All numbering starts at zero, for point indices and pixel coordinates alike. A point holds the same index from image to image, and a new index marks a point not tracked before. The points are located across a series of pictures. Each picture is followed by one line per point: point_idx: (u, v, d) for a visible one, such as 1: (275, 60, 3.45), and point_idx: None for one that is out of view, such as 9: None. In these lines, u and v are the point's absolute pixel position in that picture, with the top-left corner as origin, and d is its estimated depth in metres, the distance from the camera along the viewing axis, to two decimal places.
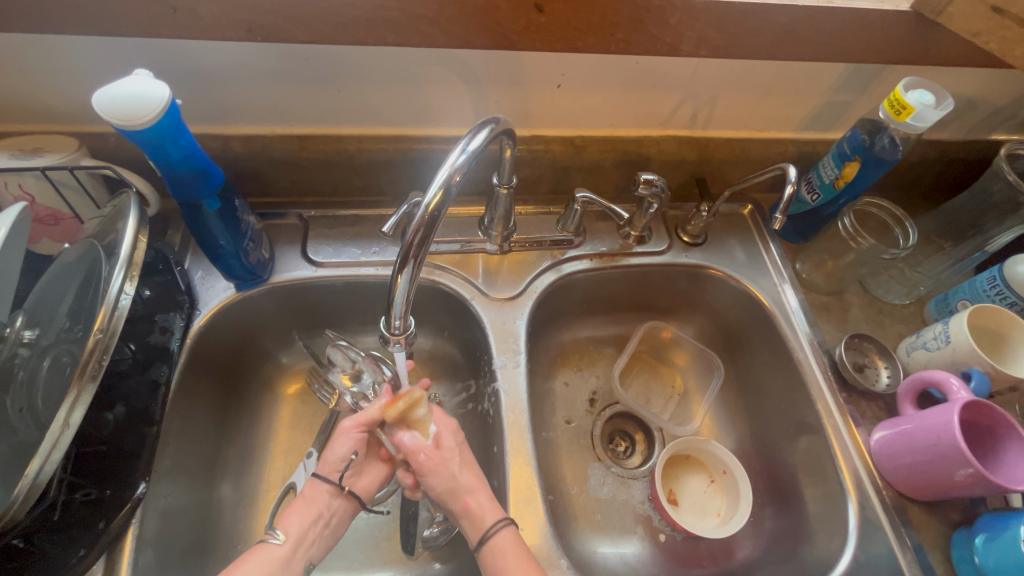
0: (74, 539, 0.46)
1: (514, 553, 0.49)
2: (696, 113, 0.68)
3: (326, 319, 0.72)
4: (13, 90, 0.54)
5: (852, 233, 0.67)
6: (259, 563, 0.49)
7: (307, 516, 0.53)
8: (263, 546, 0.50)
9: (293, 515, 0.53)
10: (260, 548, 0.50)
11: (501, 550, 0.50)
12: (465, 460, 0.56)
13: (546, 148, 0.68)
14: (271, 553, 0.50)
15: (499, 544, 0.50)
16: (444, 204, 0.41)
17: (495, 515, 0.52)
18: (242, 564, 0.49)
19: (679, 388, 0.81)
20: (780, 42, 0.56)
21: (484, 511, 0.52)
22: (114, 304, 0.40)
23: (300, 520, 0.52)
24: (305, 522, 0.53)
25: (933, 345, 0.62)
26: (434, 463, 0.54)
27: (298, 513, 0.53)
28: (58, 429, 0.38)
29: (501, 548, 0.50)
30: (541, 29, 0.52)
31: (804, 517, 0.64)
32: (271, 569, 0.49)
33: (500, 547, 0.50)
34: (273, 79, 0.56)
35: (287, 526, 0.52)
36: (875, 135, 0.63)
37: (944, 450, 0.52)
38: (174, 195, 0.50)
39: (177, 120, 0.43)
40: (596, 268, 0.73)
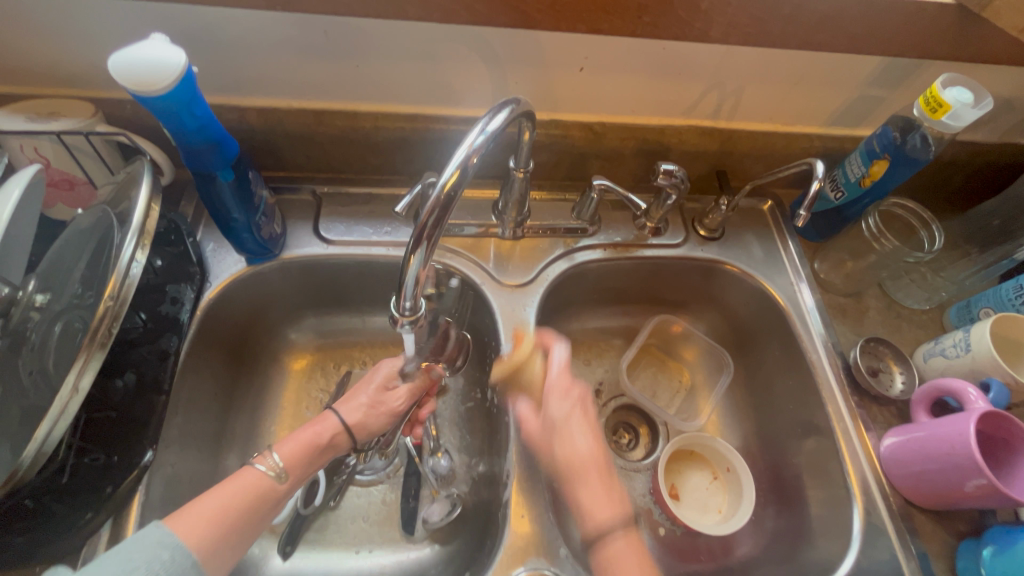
0: (82, 503, 0.47)
1: (632, 562, 0.45)
2: (722, 103, 0.66)
3: (336, 296, 0.72)
4: (32, 52, 0.53)
5: (875, 234, 0.66)
6: (249, 485, 0.48)
7: (307, 457, 0.53)
8: (253, 469, 0.49)
9: (293, 447, 0.52)
10: (253, 471, 0.49)
11: (619, 555, 0.45)
12: (584, 421, 0.52)
13: (565, 133, 0.66)
14: (263, 482, 0.49)
15: (615, 556, 0.45)
16: (460, 185, 0.40)
17: (609, 512, 0.47)
18: (231, 485, 0.47)
19: (687, 384, 0.80)
20: (815, 32, 0.54)
21: (600, 506, 0.47)
22: (125, 272, 0.39)
23: (301, 458, 0.52)
24: (299, 453, 0.52)
25: (952, 353, 0.60)
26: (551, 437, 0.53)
27: (301, 449, 0.53)
28: (67, 394, 0.38)
29: (615, 548, 0.46)
30: (567, 8, 0.50)
31: (807, 520, 0.64)
32: (255, 498, 0.48)
33: (615, 551, 0.46)
34: (291, 50, 0.55)
35: (287, 460, 0.51)
36: (906, 133, 0.60)
37: (958, 460, 0.51)
38: (189, 165, 0.49)
39: (194, 88, 0.42)
40: (610, 258, 0.72)
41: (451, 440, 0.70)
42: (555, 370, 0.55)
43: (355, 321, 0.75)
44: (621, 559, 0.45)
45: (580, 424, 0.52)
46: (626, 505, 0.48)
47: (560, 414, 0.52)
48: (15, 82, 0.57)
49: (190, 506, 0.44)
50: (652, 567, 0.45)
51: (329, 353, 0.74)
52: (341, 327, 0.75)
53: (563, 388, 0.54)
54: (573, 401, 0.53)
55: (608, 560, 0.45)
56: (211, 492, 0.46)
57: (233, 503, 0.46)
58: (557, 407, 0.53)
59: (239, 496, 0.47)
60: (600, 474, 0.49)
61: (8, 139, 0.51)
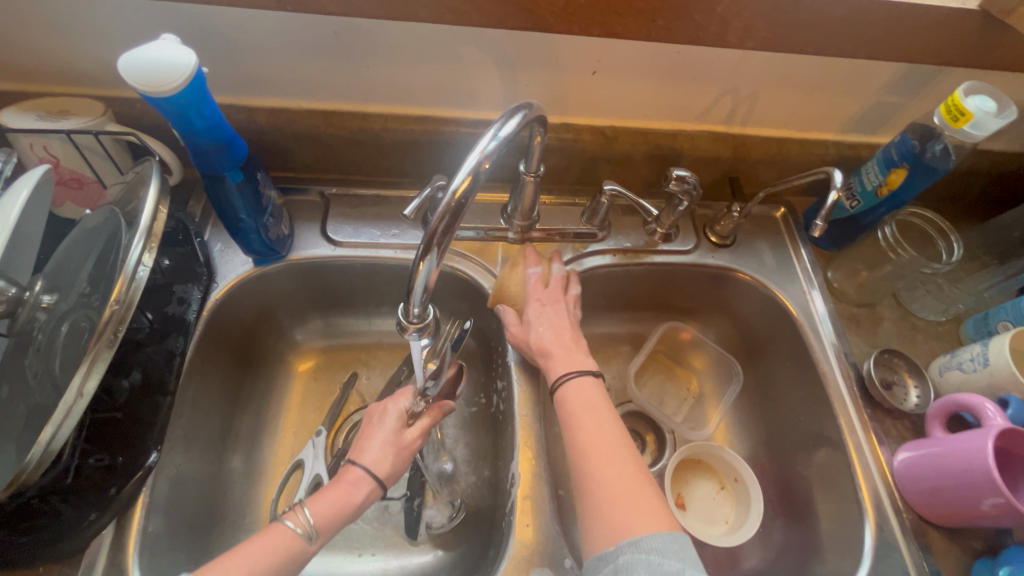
0: (86, 503, 0.47)
1: (588, 396, 0.52)
2: (736, 109, 0.65)
3: (343, 298, 0.72)
4: (43, 50, 0.53)
5: (892, 243, 0.65)
6: (277, 544, 0.46)
7: (337, 507, 0.50)
8: (279, 526, 0.47)
9: (324, 499, 0.50)
10: (279, 528, 0.47)
11: (578, 395, 0.52)
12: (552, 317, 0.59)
13: (576, 137, 0.66)
14: (292, 538, 0.47)
15: (575, 394, 0.52)
16: (471, 191, 0.39)
17: (567, 367, 0.54)
18: (258, 541, 0.46)
19: (695, 391, 0.79)
20: (834, 37, 0.53)
21: (559, 364, 0.55)
22: (132, 274, 0.39)
23: (330, 508, 0.50)
24: (331, 510, 0.50)
25: (968, 366, 0.59)
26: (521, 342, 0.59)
27: (330, 500, 0.50)
28: (72, 397, 0.37)
29: (571, 393, 0.52)
30: (580, 11, 0.49)
31: (817, 534, 0.63)
32: (286, 555, 0.46)
33: (570, 394, 0.52)
34: (301, 50, 0.55)
35: (319, 518, 0.48)
36: (926, 141, 0.59)
37: (974, 478, 0.50)
38: (197, 166, 0.49)
39: (203, 89, 0.42)
40: (619, 264, 0.71)
41: (455, 445, 0.70)
42: (531, 282, 0.62)
43: (362, 323, 0.75)
44: (579, 399, 0.52)
45: (550, 319, 0.59)
46: (593, 365, 0.55)
47: (535, 312, 0.59)
48: (26, 80, 0.57)
49: (222, 561, 0.43)
50: (607, 405, 0.52)
51: (334, 355, 0.74)
52: (347, 329, 0.75)
53: (536, 294, 0.61)
54: (548, 302, 0.60)
55: (567, 405, 0.52)
56: (236, 550, 0.44)
57: (261, 561, 0.44)
58: (533, 311, 0.60)
59: (268, 550, 0.45)
60: (568, 344, 0.57)
61: (19, 138, 0.51)
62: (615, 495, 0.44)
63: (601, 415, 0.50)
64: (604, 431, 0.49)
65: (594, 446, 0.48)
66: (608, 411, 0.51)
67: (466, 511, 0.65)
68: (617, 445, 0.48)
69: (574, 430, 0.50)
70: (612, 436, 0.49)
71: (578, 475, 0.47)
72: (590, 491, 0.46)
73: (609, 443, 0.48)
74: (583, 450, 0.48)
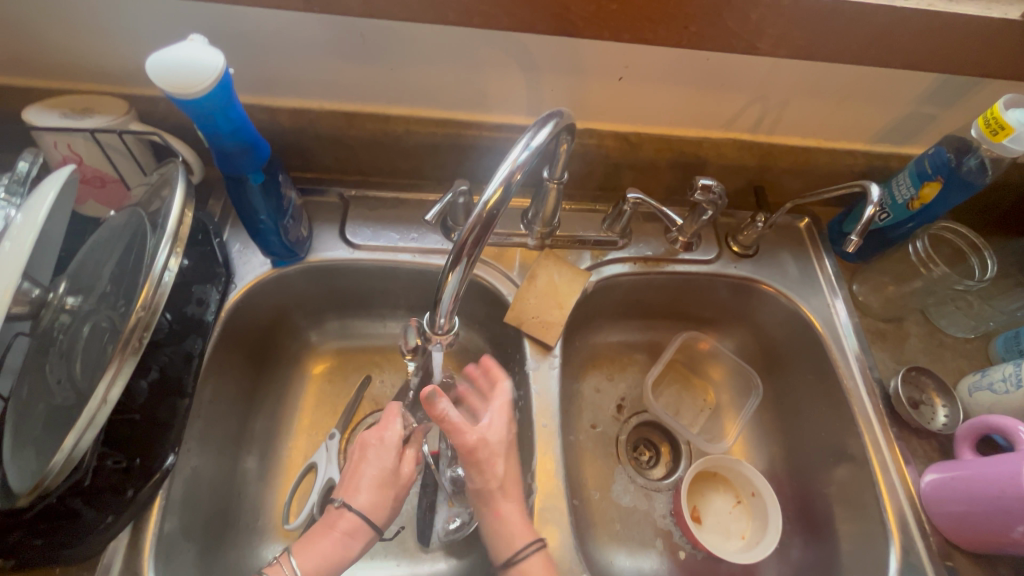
0: (103, 506, 0.47)
1: (541, 574, 0.50)
2: (763, 117, 0.64)
3: (359, 300, 0.71)
4: (68, 46, 0.53)
5: (923, 258, 0.63)
6: None
7: (327, 559, 0.50)
8: None
9: (313, 553, 0.50)
10: None
11: (531, 570, 0.50)
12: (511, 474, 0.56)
13: (599, 142, 0.65)
14: None
15: (529, 570, 0.50)
16: (502, 203, 0.39)
17: (527, 538, 0.52)
18: None
19: (711, 403, 0.78)
20: (872, 46, 0.51)
21: (517, 533, 0.52)
22: (159, 278, 0.38)
23: (319, 561, 0.49)
24: (321, 563, 0.49)
25: (1000, 387, 0.57)
26: (480, 455, 0.55)
27: (319, 553, 0.50)
28: (96, 403, 0.37)
29: (529, 573, 0.50)
30: (610, 17, 0.48)
31: (838, 553, 0.61)
32: None
33: (529, 570, 0.50)
34: (326, 51, 0.54)
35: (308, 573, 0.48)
36: (961, 154, 0.57)
37: (1007, 505, 0.48)
38: (220, 168, 0.48)
39: (230, 91, 0.41)
40: (639, 272, 0.70)
41: None
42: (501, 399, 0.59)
43: (377, 325, 0.74)
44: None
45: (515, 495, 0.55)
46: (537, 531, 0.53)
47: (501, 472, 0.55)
48: (51, 77, 0.56)
49: None
50: None
51: (349, 357, 0.74)
52: (362, 332, 0.74)
53: (503, 415, 0.58)
54: (503, 469, 0.56)
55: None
56: None
57: None
58: (501, 422, 0.57)
59: None
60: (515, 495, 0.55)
61: (43, 136, 0.51)
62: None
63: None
64: None
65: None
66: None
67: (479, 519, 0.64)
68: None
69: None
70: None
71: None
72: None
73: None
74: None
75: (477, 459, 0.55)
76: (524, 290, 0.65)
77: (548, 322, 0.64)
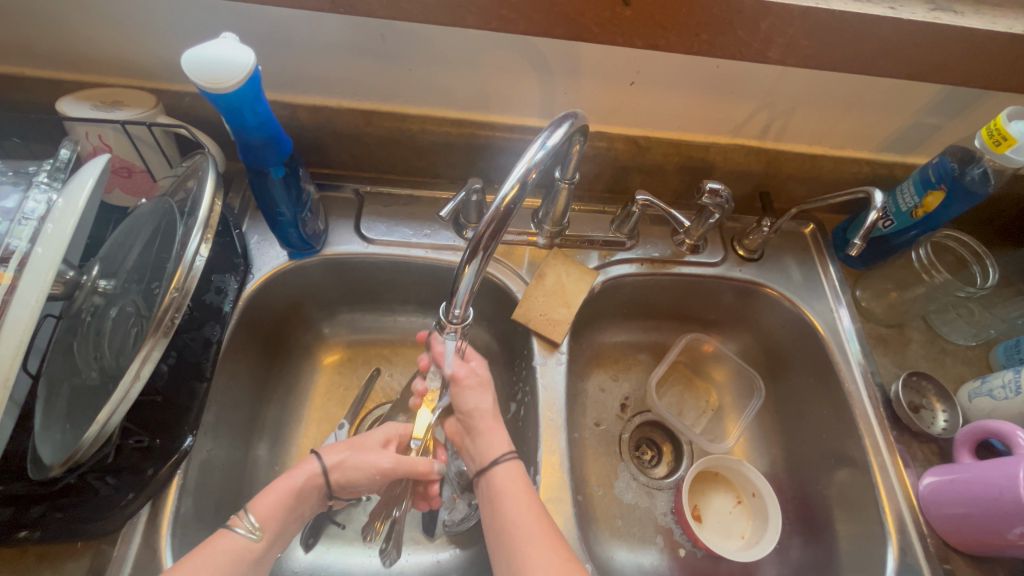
0: (125, 483, 0.48)
1: (518, 480, 0.53)
2: (771, 124, 0.65)
3: (369, 294, 0.73)
4: (101, 43, 0.55)
5: (926, 264, 0.65)
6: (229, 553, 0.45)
7: (284, 506, 0.50)
8: (227, 533, 0.47)
9: (270, 498, 0.50)
10: (227, 534, 0.46)
11: (506, 476, 0.54)
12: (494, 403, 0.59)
13: (609, 145, 0.66)
14: (245, 547, 0.46)
15: (503, 473, 0.54)
16: (518, 199, 0.40)
17: (505, 447, 0.56)
18: (208, 549, 0.45)
19: (714, 404, 0.79)
20: (878, 57, 0.52)
21: (497, 442, 0.56)
22: (190, 264, 0.40)
23: (274, 505, 0.50)
24: (277, 509, 0.50)
25: (1000, 394, 0.58)
26: (467, 380, 0.59)
27: (276, 498, 0.50)
28: (129, 380, 0.39)
29: (499, 478, 0.53)
30: (625, 23, 0.49)
31: (836, 553, 0.62)
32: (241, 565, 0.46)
33: (503, 472, 0.54)
34: (347, 51, 0.56)
35: (264, 521, 0.48)
36: (966, 165, 0.59)
37: (1005, 507, 0.49)
38: (244, 160, 0.50)
39: (258, 87, 0.43)
40: (645, 273, 0.71)
41: None
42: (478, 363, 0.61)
43: (387, 319, 0.76)
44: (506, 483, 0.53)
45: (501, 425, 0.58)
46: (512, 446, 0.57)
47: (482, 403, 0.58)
48: (84, 71, 0.59)
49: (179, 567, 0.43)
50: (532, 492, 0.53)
51: (359, 349, 0.75)
52: (371, 324, 0.76)
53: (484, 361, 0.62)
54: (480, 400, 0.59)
55: (493, 484, 0.54)
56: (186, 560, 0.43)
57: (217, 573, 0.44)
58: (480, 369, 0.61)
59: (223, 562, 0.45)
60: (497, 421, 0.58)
61: (76, 126, 0.53)
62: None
63: (525, 502, 0.51)
64: (527, 509, 0.51)
65: (512, 526, 0.50)
66: (531, 493, 0.53)
67: None
68: (544, 530, 0.50)
69: (497, 510, 0.52)
70: (535, 519, 0.50)
71: (500, 547, 0.50)
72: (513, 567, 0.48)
73: (535, 527, 0.50)
74: (506, 532, 0.50)
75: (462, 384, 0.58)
76: (533, 287, 0.67)
77: (556, 319, 0.66)
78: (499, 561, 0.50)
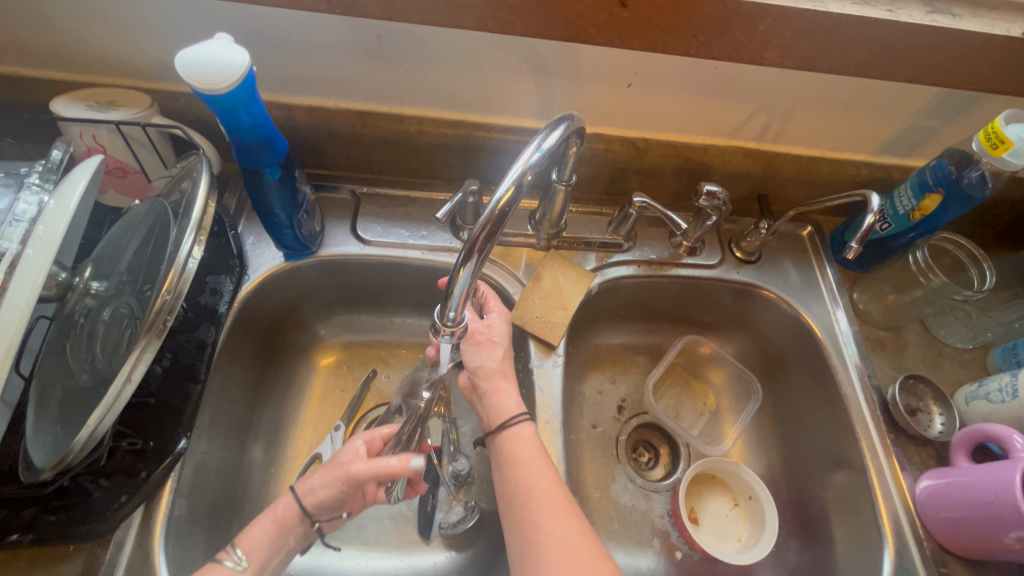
0: (117, 486, 0.48)
1: (530, 443, 0.54)
2: (768, 126, 0.65)
3: (366, 295, 0.73)
4: (96, 43, 0.55)
5: (923, 268, 0.65)
6: None
7: (271, 539, 0.50)
8: (217, 566, 0.47)
9: (256, 533, 0.50)
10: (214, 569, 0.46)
11: (517, 440, 0.54)
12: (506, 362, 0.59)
13: (607, 147, 0.66)
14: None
15: (518, 434, 0.54)
16: (514, 201, 0.40)
17: (517, 409, 0.56)
18: None
19: (711, 407, 0.78)
20: (876, 60, 0.52)
21: (509, 406, 0.56)
22: (182, 266, 0.40)
23: (262, 540, 0.49)
24: (267, 543, 0.50)
25: (997, 397, 0.58)
26: (480, 336, 0.59)
27: (262, 533, 0.50)
28: (120, 382, 0.38)
29: (512, 440, 0.54)
30: (622, 24, 0.49)
31: (833, 556, 0.62)
32: None
33: (517, 436, 0.54)
34: (343, 52, 0.56)
35: (251, 550, 0.48)
36: (963, 168, 0.58)
37: (1001, 511, 0.49)
38: (240, 161, 0.50)
39: (252, 88, 0.43)
40: (642, 275, 0.71)
41: (469, 446, 0.70)
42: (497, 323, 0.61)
43: (383, 321, 0.76)
44: (517, 451, 0.53)
45: (510, 386, 0.58)
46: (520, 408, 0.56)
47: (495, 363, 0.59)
48: (79, 71, 0.58)
49: None
50: (544, 457, 0.53)
51: (356, 350, 0.75)
52: (368, 326, 0.75)
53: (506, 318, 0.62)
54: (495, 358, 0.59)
55: (506, 446, 0.54)
56: None
57: None
58: (500, 326, 0.61)
59: None
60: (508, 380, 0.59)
61: (70, 126, 0.52)
62: (552, 542, 0.46)
63: (537, 469, 0.52)
64: (541, 472, 0.51)
65: (526, 489, 0.50)
66: (542, 456, 0.53)
67: (479, 512, 0.65)
68: (557, 497, 0.50)
69: (510, 473, 0.52)
70: (548, 485, 0.50)
71: (512, 512, 0.50)
72: (525, 531, 0.48)
73: (545, 490, 0.50)
74: (518, 496, 0.50)
75: (473, 337, 0.59)
76: (530, 289, 0.67)
77: (553, 321, 0.65)
78: (511, 525, 0.50)
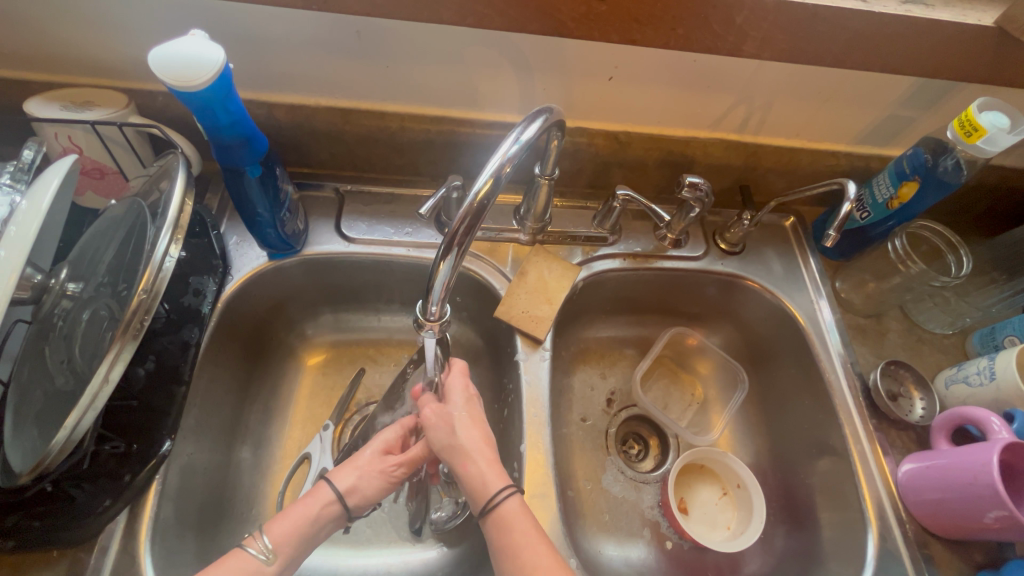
0: (101, 490, 0.48)
1: (522, 521, 0.47)
2: (748, 117, 0.66)
3: (353, 293, 0.72)
4: (68, 42, 0.54)
5: (901, 256, 0.65)
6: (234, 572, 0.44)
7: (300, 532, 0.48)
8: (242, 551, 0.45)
9: (284, 524, 0.48)
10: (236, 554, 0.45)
11: (509, 520, 0.48)
12: (471, 418, 0.54)
13: (590, 141, 0.66)
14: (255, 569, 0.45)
15: (506, 516, 0.48)
16: (493, 193, 0.41)
17: (499, 482, 0.49)
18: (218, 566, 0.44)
19: (699, 397, 0.79)
20: (851, 50, 0.52)
21: (488, 480, 0.49)
22: (159, 265, 0.39)
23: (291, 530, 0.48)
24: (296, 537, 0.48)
25: (975, 380, 0.59)
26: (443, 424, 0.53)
27: (291, 524, 0.48)
28: (97, 383, 0.38)
29: (502, 526, 0.47)
30: (600, 18, 0.49)
31: (818, 542, 0.63)
32: None
33: (510, 513, 0.48)
34: (322, 48, 0.55)
35: (279, 543, 0.47)
36: (938, 155, 0.59)
37: (979, 491, 0.50)
38: (219, 160, 0.49)
39: (229, 85, 0.42)
40: (628, 268, 0.72)
41: None
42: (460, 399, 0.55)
43: (371, 319, 0.75)
44: (511, 533, 0.47)
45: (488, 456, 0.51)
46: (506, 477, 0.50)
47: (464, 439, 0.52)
48: (50, 71, 0.57)
49: None
50: (538, 536, 0.47)
51: (344, 349, 0.75)
52: (357, 324, 0.75)
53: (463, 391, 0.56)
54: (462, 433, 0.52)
55: (500, 531, 0.47)
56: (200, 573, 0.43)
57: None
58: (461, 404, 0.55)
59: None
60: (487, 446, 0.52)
61: (44, 127, 0.52)
62: None
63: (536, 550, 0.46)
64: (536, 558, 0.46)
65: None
66: (538, 538, 0.47)
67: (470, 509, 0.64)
68: None
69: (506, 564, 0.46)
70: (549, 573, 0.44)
71: None
72: None
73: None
74: None
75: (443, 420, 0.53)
76: (515, 284, 0.67)
77: (539, 316, 0.66)
78: None
